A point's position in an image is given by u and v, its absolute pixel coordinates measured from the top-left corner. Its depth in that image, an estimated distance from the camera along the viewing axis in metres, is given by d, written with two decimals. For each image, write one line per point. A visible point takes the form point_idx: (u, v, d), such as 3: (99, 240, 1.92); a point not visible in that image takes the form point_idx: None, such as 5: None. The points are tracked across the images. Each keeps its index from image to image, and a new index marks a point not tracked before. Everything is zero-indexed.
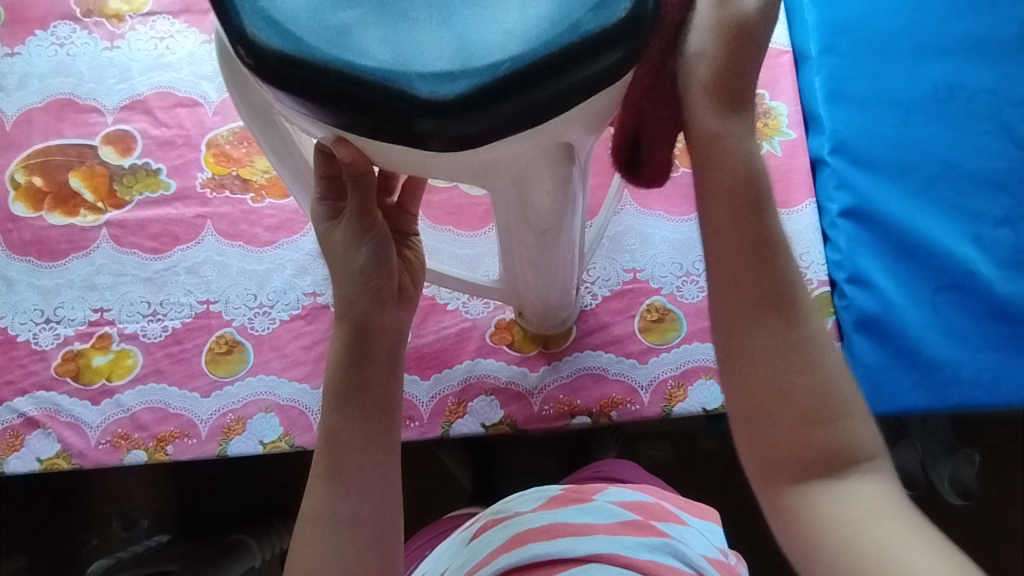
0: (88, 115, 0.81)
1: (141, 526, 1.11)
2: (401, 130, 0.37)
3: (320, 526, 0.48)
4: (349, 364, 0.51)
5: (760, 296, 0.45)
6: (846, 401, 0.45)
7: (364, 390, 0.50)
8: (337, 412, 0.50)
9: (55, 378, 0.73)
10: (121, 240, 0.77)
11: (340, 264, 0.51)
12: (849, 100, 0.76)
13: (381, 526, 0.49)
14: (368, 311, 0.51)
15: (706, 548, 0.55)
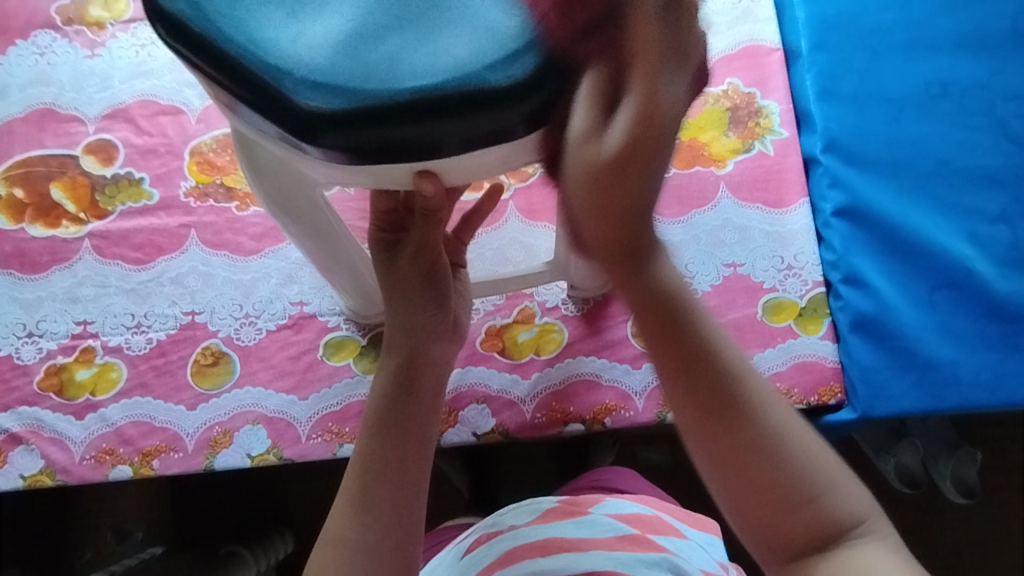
0: (69, 125, 0.80)
1: (134, 539, 1.08)
2: (452, 133, 0.37)
3: (342, 557, 0.44)
4: (397, 390, 0.50)
5: (697, 387, 0.38)
6: (816, 469, 0.38)
7: (408, 417, 0.49)
8: (374, 431, 0.48)
9: (38, 394, 0.72)
10: (104, 252, 0.75)
11: (403, 299, 0.53)
12: (841, 97, 0.75)
13: (405, 559, 0.45)
14: (422, 346, 0.52)
15: (705, 562, 0.54)
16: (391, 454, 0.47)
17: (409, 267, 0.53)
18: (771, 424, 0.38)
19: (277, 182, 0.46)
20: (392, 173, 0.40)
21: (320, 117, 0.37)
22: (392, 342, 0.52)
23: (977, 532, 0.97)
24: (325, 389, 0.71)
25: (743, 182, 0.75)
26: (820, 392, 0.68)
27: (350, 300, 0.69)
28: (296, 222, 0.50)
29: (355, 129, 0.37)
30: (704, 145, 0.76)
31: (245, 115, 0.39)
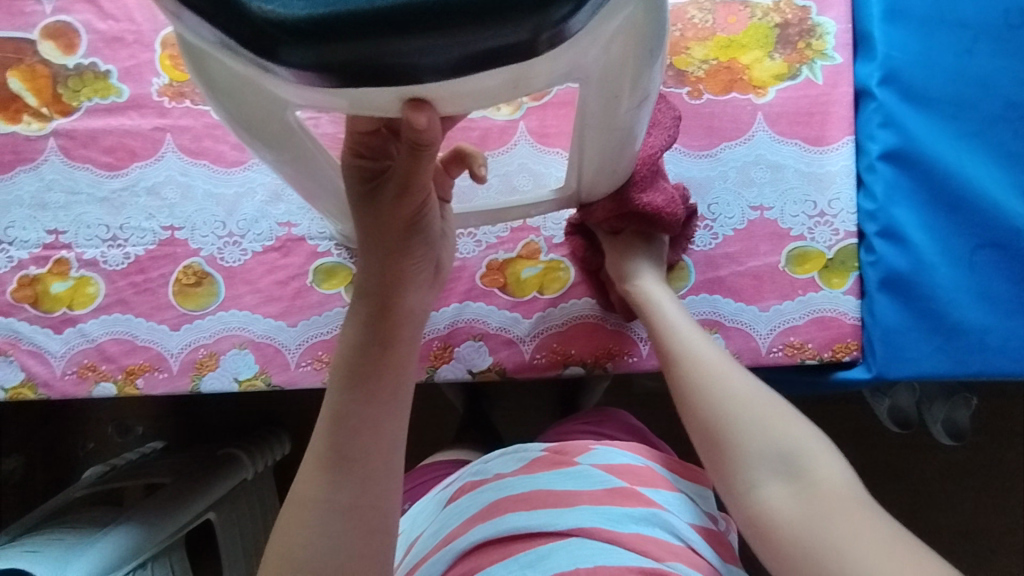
0: (22, 2, 0.69)
1: (135, 433, 1.13)
2: (444, 49, 0.30)
3: (313, 513, 0.46)
4: (371, 344, 0.48)
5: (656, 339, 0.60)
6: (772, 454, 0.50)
7: (379, 373, 0.48)
8: (346, 388, 0.48)
9: (12, 305, 0.68)
10: (72, 154, 0.69)
11: (376, 240, 0.48)
12: (908, 20, 0.65)
13: (374, 512, 0.46)
14: (395, 297, 0.49)
15: (694, 515, 0.51)
16: (364, 411, 0.47)
17: (391, 208, 0.46)
18: (710, 376, 0.55)
19: (237, 103, 0.40)
20: (366, 101, 0.34)
21: (281, 26, 0.30)
22: (361, 290, 0.49)
23: (958, 475, 0.98)
24: (314, 317, 0.67)
25: (784, 114, 0.67)
26: (835, 349, 0.64)
27: (338, 225, 0.63)
28: (268, 146, 0.44)
29: (322, 45, 0.30)
30: (745, 68, 0.67)
31: (190, 23, 0.32)
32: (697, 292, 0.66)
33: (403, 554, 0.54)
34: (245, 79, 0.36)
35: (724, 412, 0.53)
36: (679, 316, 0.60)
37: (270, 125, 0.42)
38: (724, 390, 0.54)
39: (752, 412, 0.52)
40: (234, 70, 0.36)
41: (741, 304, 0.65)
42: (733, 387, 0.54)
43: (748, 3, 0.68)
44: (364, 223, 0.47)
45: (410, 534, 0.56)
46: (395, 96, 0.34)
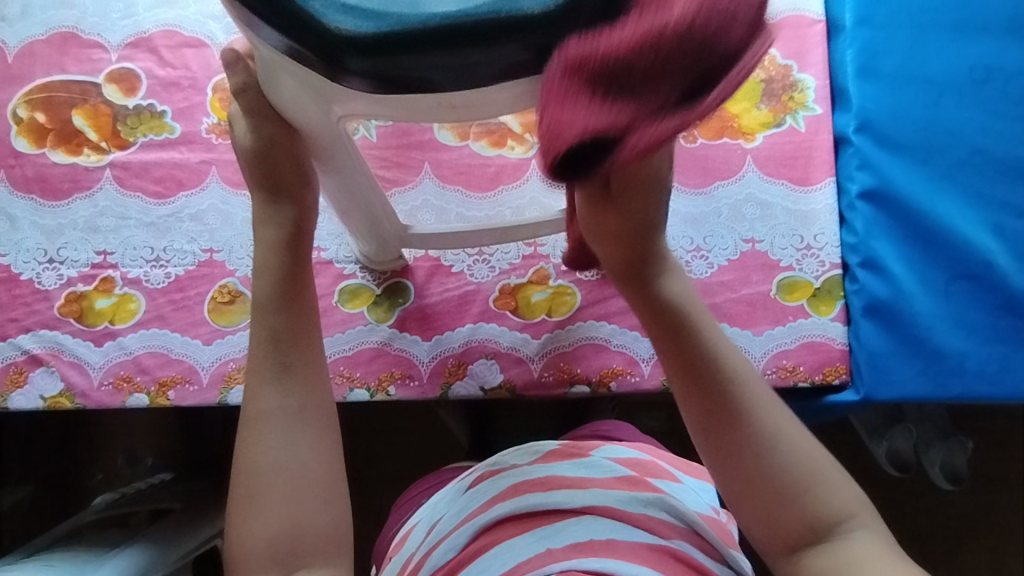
0: (91, 51, 0.78)
1: (145, 464, 1.13)
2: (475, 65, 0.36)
3: (266, 424, 0.52)
4: (281, 273, 0.55)
5: (692, 367, 0.52)
6: (807, 477, 0.50)
7: (301, 296, 0.56)
8: (274, 313, 0.55)
9: (58, 319, 0.73)
10: (125, 183, 0.76)
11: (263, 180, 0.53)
12: (881, 76, 0.73)
13: (326, 415, 0.54)
14: (303, 228, 0.56)
15: (698, 504, 0.57)
16: (295, 329, 0.55)
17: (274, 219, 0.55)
18: (759, 415, 0.51)
19: (305, 114, 0.45)
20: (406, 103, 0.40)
21: (346, 38, 0.36)
22: (263, 218, 0.55)
23: (954, 516, 1.00)
24: (337, 334, 0.72)
25: (771, 158, 0.74)
26: (825, 372, 0.69)
27: (364, 245, 0.69)
28: (317, 147, 0.50)
29: (378, 55, 0.36)
30: (734, 117, 0.75)
31: (261, 33, 0.38)
32: None
33: (423, 535, 0.57)
34: (316, 91, 0.42)
35: (771, 467, 0.50)
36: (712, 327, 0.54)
37: (329, 134, 0.48)
38: (774, 438, 0.51)
39: (791, 433, 0.52)
40: (304, 80, 0.41)
41: (736, 328, 0.70)
42: (785, 439, 0.51)
43: None
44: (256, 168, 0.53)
45: (430, 517, 0.59)
46: (435, 102, 0.40)
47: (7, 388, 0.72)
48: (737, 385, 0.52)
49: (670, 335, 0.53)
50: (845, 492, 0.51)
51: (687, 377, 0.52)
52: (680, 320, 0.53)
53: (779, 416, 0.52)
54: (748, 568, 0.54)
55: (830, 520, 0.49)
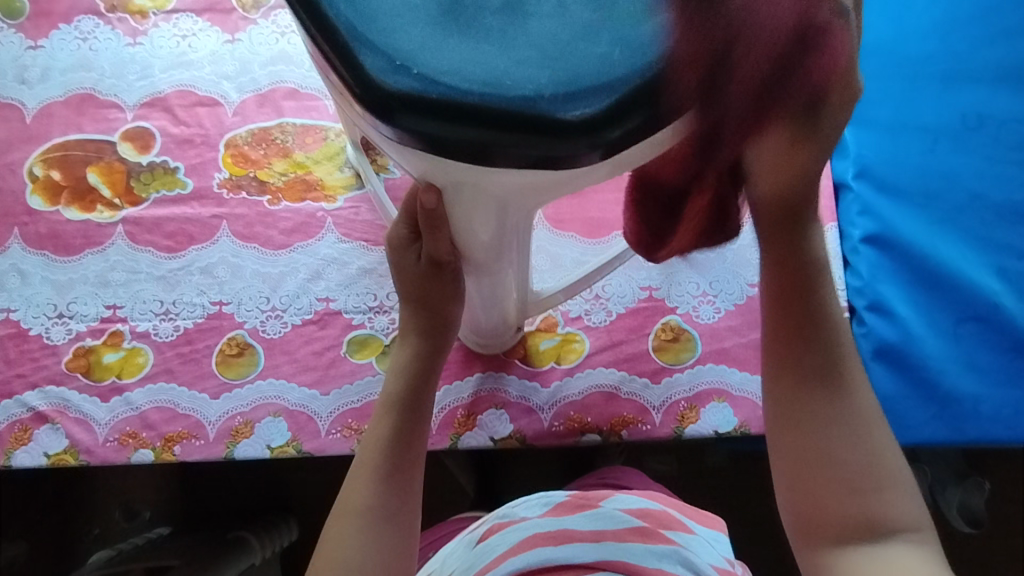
0: (107, 111, 0.80)
1: (143, 517, 1.09)
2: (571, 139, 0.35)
3: (361, 520, 0.51)
4: (415, 376, 0.58)
5: (797, 318, 0.53)
6: (887, 473, 0.50)
7: (423, 406, 0.57)
8: (394, 415, 0.56)
9: (65, 374, 0.73)
10: (136, 238, 0.77)
11: (417, 296, 0.58)
12: (876, 125, 0.75)
13: (401, 525, 0.51)
14: (444, 337, 0.59)
15: (712, 557, 0.56)
16: (412, 435, 0.55)
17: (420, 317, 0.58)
18: (854, 401, 0.52)
19: (484, 222, 0.46)
20: (557, 184, 0.40)
21: (404, 99, 0.35)
22: (408, 329, 0.59)
23: (971, 560, 0.97)
24: (346, 386, 0.72)
25: None
26: None
27: (479, 327, 0.68)
28: (481, 250, 0.50)
29: (552, 137, 0.35)
30: None
31: (377, 127, 0.37)
32: (704, 362, 0.71)
33: None
34: (502, 195, 0.41)
35: (829, 449, 0.51)
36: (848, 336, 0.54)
37: (505, 232, 0.48)
38: (862, 420, 0.51)
39: (882, 434, 0.52)
40: (498, 188, 0.40)
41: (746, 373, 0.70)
42: (870, 429, 0.51)
43: None
44: (420, 285, 0.57)
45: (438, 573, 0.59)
46: (563, 180, 0.39)
47: (10, 446, 0.71)
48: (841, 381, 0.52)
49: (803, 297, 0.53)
50: (915, 503, 0.50)
51: (796, 351, 0.53)
52: (809, 291, 0.53)
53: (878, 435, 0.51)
54: None
55: (887, 520, 0.49)
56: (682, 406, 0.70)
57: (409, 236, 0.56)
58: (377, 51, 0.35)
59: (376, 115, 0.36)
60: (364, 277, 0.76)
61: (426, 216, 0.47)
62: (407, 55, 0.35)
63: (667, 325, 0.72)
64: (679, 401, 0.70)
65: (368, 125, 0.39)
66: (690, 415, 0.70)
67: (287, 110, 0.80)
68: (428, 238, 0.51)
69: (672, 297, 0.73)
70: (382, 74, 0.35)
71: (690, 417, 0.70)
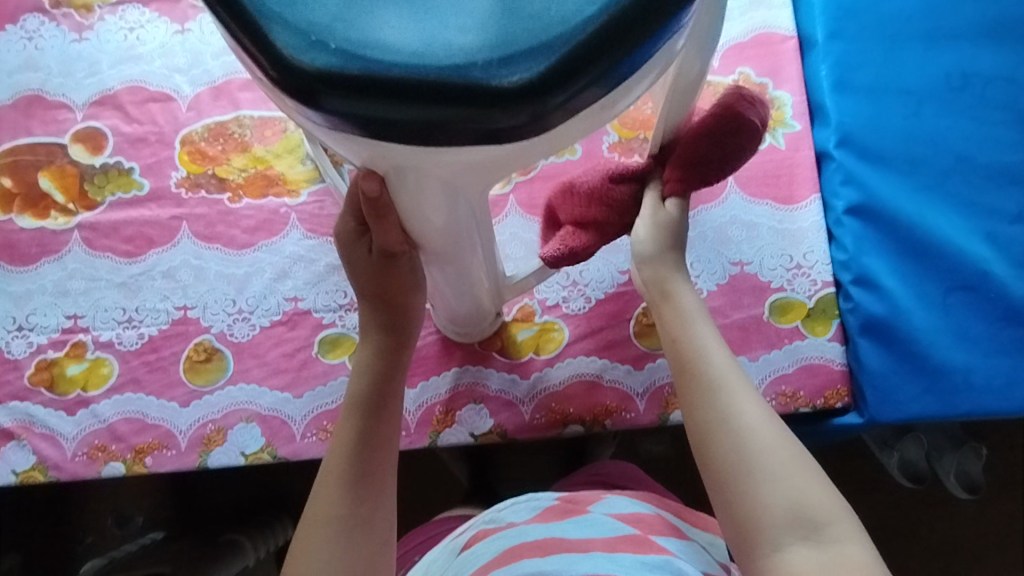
0: (57, 112, 0.77)
1: (136, 522, 1.09)
2: (512, 113, 0.32)
3: (330, 530, 0.49)
4: (380, 373, 0.55)
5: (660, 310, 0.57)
6: (772, 460, 0.49)
7: (391, 401, 0.55)
8: (358, 416, 0.54)
9: (29, 389, 0.70)
10: (94, 244, 0.73)
11: (374, 291, 0.56)
12: (857, 89, 0.72)
13: (376, 532, 0.50)
14: (405, 331, 0.57)
15: (706, 565, 0.54)
16: (378, 433, 0.53)
17: (380, 312, 0.56)
18: (732, 396, 0.52)
19: (436, 207, 0.43)
20: (503, 162, 0.38)
21: (323, 78, 0.32)
22: (369, 326, 0.57)
23: (976, 529, 0.95)
24: (320, 387, 0.70)
25: (752, 177, 0.72)
26: (826, 395, 0.66)
27: (457, 317, 0.66)
28: (433, 235, 0.48)
29: (489, 108, 0.32)
30: None
31: (302, 114, 0.34)
32: None
33: None
34: (447, 175, 0.39)
35: (731, 449, 0.50)
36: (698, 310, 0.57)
37: (459, 216, 0.45)
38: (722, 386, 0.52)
39: (753, 409, 0.51)
40: (441, 170, 0.38)
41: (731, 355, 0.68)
42: (743, 415, 0.51)
43: (712, 82, 0.74)
44: (374, 282, 0.55)
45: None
46: (513, 155, 0.36)
47: None
48: (714, 385, 0.52)
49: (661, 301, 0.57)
50: (830, 492, 0.48)
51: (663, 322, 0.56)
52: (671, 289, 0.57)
53: (766, 432, 0.50)
54: None
55: (799, 509, 0.47)
56: (666, 391, 0.68)
57: (358, 229, 0.55)
58: (291, 28, 0.33)
59: (298, 101, 0.33)
60: (332, 273, 0.73)
61: (371, 204, 0.44)
62: (325, 31, 0.33)
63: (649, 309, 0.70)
64: (663, 387, 0.68)
65: (298, 116, 0.36)
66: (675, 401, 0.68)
67: (243, 102, 0.76)
68: (377, 227, 0.49)
69: None
70: (298, 54, 0.32)
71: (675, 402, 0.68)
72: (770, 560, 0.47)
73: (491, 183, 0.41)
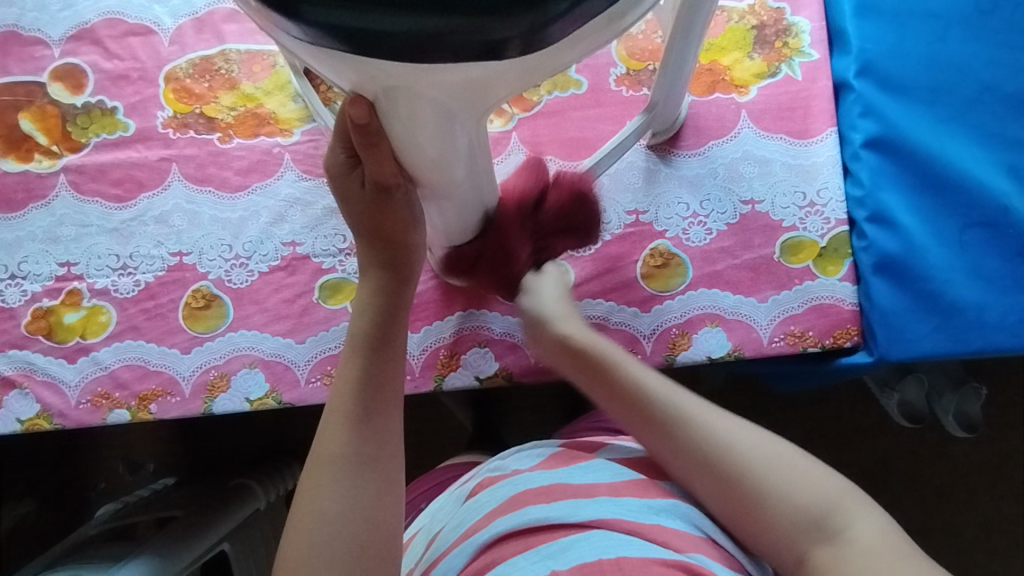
0: (32, 48, 0.73)
1: (147, 469, 1.10)
2: (508, 22, 0.30)
3: (336, 469, 0.49)
4: (380, 313, 0.54)
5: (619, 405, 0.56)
6: (744, 461, 0.50)
7: (392, 342, 0.54)
8: (362, 354, 0.53)
9: (27, 337, 0.69)
10: (82, 188, 0.71)
11: (373, 229, 0.54)
12: (879, 13, 0.68)
13: (383, 470, 0.49)
14: (406, 267, 0.56)
15: None
16: (382, 372, 0.52)
17: (377, 249, 0.55)
18: (701, 428, 0.52)
19: (430, 133, 0.41)
20: (492, 80, 0.35)
21: None
22: (368, 264, 0.55)
23: (975, 467, 0.96)
24: (322, 332, 0.69)
25: (767, 111, 0.69)
26: (836, 335, 0.65)
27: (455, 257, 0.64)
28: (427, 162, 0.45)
29: (484, 16, 0.29)
30: (726, 69, 0.70)
31: (279, 26, 0.32)
32: (695, 286, 0.67)
33: (424, 547, 0.57)
34: (441, 97, 0.36)
35: (711, 471, 0.50)
36: (630, 361, 0.58)
37: (455, 144, 0.43)
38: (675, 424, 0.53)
39: (717, 419, 0.53)
40: (435, 91, 0.35)
41: (740, 296, 0.67)
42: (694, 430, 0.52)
43: (725, 8, 0.70)
44: (374, 218, 0.53)
45: (430, 530, 0.59)
46: (509, 72, 0.34)
47: None
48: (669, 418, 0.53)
49: (581, 365, 0.59)
50: (826, 479, 0.49)
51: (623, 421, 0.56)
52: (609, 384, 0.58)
53: (741, 441, 0.51)
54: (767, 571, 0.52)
55: (797, 505, 0.47)
56: (673, 333, 0.67)
57: (350, 159, 0.52)
58: None
59: (276, 10, 0.31)
60: (331, 217, 0.71)
61: (361, 132, 0.42)
62: None
63: (656, 250, 0.68)
64: (670, 329, 0.67)
65: (277, 32, 0.34)
66: (681, 342, 0.66)
67: (228, 36, 0.72)
68: (368, 160, 0.47)
69: (659, 220, 0.68)
70: None
71: (682, 344, 0.66)
72: (798, 570, 0.47)
73: (487, 104, 0.39)
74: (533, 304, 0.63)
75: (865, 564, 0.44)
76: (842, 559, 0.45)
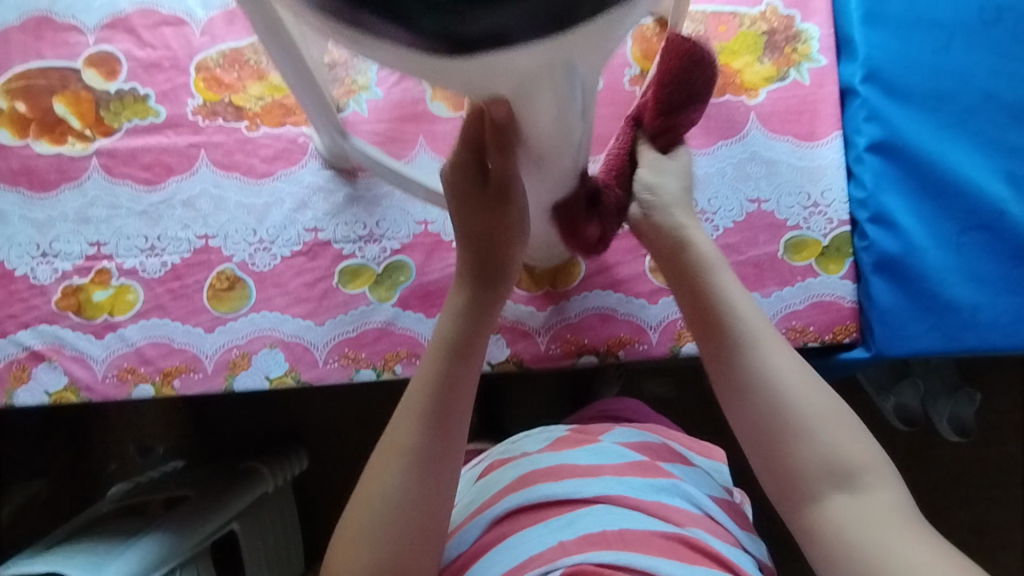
0: (67, 35, 0.75)
1: (156, 452, 1.12)
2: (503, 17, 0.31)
3: (402, 461, 0.51)
4: (469, 323, 0.56)
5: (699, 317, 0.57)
6: (802, 404, 0.52)
7: (472, 350, 0.56)
8: (443, 357, 0.55)
9: (56, 313, 0.72)
10: (113, 171, 0.74)
11: (471, 231, 0.57)
12: (887, 22, 0.70)
13: (442, 469, 0.52)
14: (499, 286, 0.58)
15: (711, 488, 0.57)
16: (457, 377, 0.54)
17: (473, 254, 0.57)
18: (769, 357, 0.54)
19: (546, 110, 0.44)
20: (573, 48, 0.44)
21: None
22: (466, 272, 0.57)
23: (967, 469, 0.99)
24: (340, 316, 0.71)
25: (775, 113, 0.72)
26: (835, 331, 0.68)
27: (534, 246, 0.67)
28: (544, 138, 0.49)
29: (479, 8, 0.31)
30: (736, 72, 0.72)
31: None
32: None
33: None
34: (463, 83, 0.38)
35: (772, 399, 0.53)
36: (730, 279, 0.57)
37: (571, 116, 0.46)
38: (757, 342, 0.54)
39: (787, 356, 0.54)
40: (449, 77, 0.37)
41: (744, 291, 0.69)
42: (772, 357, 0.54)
43: (737, 13, 0.73)
44: (466, 216, 0.56)
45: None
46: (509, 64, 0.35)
47: (11, 385, 0.71)
48: (742, 342, 0.55)
49: (673, 270, 0.59)
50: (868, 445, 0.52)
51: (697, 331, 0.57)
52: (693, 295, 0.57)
53: (806, 385, 0.53)
54: (758, 549, 0.56)
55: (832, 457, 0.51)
56: (679, 325, 0.69)
57: (474, 162, 0.54)
58: None
59: None
60: (352, 205, 0.73)
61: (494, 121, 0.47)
62: None
63: None
64: (676, 321, 0.69)
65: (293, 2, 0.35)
66: (687, 334, 0.69)
67: None
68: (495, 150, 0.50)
69: None
70: None
71: (687, 336, 0.69)
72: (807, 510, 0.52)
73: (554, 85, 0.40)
74: (655, 184, 0.59)
75: (871, 524, 0.49)
76: (849, 515, 0.50)
